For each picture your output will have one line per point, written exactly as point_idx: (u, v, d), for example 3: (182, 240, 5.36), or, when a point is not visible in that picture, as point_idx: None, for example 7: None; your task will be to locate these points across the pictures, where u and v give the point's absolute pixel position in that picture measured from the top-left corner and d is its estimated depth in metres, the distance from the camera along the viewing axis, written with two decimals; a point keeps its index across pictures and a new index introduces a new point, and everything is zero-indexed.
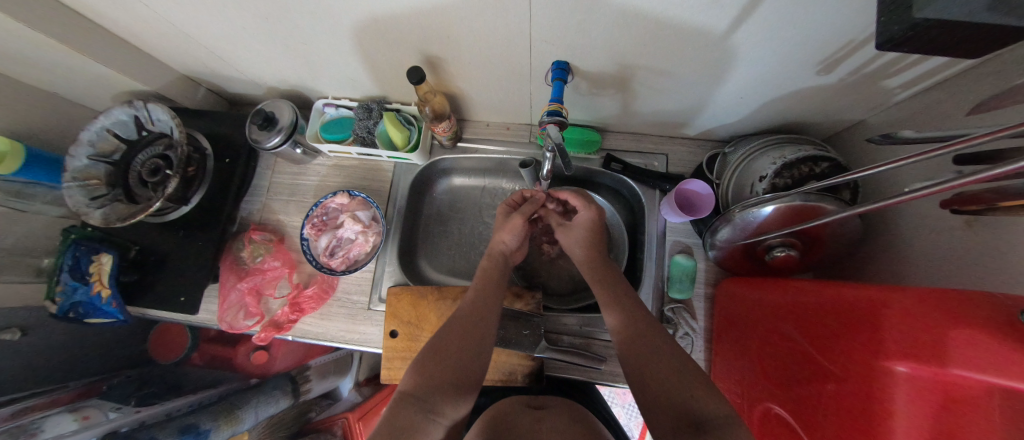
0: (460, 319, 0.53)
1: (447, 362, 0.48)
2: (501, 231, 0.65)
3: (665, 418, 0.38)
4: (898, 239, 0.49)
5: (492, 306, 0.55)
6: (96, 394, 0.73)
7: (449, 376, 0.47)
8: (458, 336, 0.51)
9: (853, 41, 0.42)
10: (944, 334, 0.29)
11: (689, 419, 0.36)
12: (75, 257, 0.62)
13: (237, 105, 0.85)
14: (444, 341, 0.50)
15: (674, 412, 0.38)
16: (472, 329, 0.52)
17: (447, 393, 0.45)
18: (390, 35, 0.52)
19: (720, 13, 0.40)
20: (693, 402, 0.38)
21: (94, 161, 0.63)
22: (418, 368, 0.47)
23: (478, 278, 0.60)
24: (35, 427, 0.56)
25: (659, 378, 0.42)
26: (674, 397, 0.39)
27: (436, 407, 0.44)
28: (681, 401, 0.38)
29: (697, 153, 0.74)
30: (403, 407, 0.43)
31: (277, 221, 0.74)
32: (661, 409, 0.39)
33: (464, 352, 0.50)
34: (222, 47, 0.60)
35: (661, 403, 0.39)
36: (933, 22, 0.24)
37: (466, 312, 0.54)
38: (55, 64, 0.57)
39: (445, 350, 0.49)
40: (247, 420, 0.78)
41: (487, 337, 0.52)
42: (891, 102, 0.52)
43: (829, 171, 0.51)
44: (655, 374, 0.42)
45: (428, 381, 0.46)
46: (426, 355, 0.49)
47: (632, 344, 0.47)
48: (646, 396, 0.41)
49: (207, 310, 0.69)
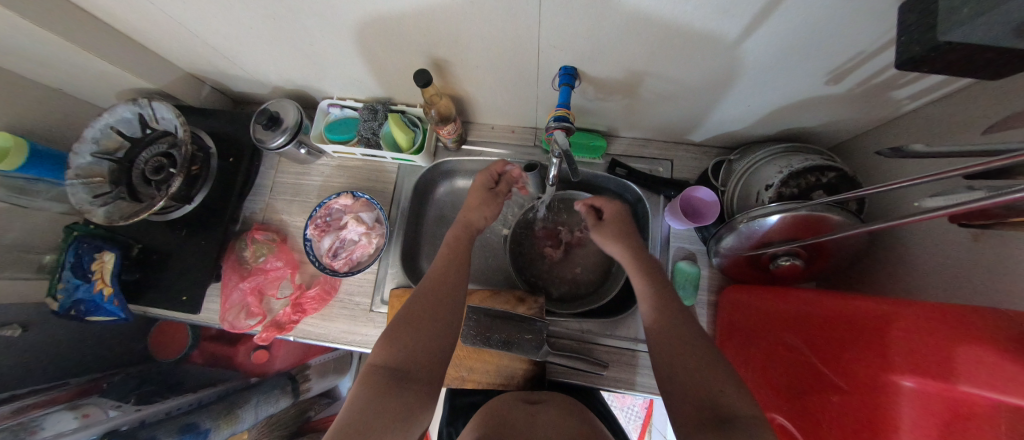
0: (432, 289, 0.53)
1: (421, 333, 0.48)
2: (480, 207, 0.65)
3: (686, 409, 0.38)
4: (906, 251, 0.49)
5: (460, 273, 0.56)
6: (97, 391, 0.72)
7: (421, 344, 0.47)
8: (428, 302, 0.51)
9: (864, 53, 0.42)
10: (954, 349, 0.29)
11: (710, 410, 0.36)
12: (78, 254, 0.62)
13: (242, 104, 0.84)
14: (416, 310, 0.50)
15: (699, 402, 0.38)
16: (444, 293, 0.53)
17: (422, 361, 0.46)
18: (396, 36, 0.52)
19: (732, 20, 0.40)
20: (722, 395, 0.37)
21: (98, 158, 0.63)
22: (389, 341, 0.46)
23: (446, 247, 0.61)
24: (35, 425, 0.56)
25: (687, 372, 0.41)
26: (701, 390, 0.39)
27: (411, 377, 0.44)
28: (709, 393, 0.38)
29: (702, 160, 0.74)
30: (376, 379, 0.42)
31: (280, 221, 0.74)
32: (686, 400, 0.39)
33: (435, 319, 0.50)
34: (229, 46, 0.60)
35: (688, 394, 0.39)
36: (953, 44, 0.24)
37: (434, 279, 0.55)
38: (58, 60, 0.57)
39: (418, 319, 0.49)
40: (246, 419, 0.78)
41: (459, 299, 0.53)
42: (898, 114, 0.52)
43: (836, 181, 0.51)
44: (686, 368, 0.42)
45: (402, 351, 0.46)
46: (397, 327, 0.48)
47: (664, 339, 0.46)
48: (671, 387, 0.42)
49: (207, 309, 0.69)
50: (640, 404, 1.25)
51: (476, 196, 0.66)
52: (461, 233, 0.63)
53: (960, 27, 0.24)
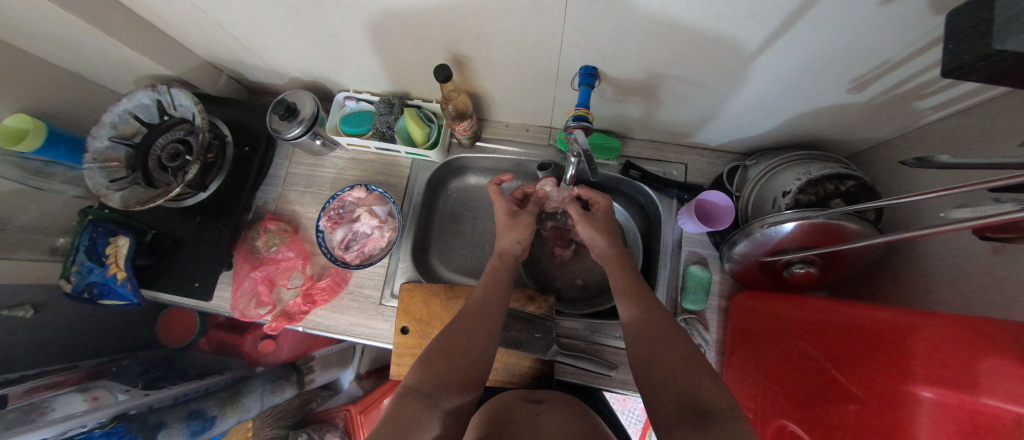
0: (469, 313, 0.53)
1: (451, 359, 0.48)
2: (510, 231, 0.64)
3: (669, 404, 0.38)
4: (925, 263, 0.48)
5: (497, 303, 0.55)
6: (106, 375, 0.73)
7: (450, 372, 0.47)
8: (465, 330, 0.51)
9: (890, 61, 0.42)
10: (977, 362, 0.29)
11: (694, 408, 0.36)
12: (92, 238, 0.62)
13: (257, 94, 0.85)
14: (451, 335, 0.51)
15: (680, 398, 0.38)
16: (479, 320, 0.52)
17: (450, 388, 0.46)
18: (418, 31, 0.52)
19: (757, 27, 0.40)
20: (702, 391, 0.37)
21: (115, 143, 0.63)
22: (422, 365, 0.47)
23: (485, 277, 0.60)
24: (46, 405, 0.57)
25: (670, 367, 0.41)
26: (681, 385, 0.39)
27: (441, 404, 0.44)
28: (688, 390, 0.38)
29: (717, 164, 0.74)
30: (409, 402, 0.43)
31: (292, 211, 0.74)
32: (668, 395, 0.39)
33: (469, 346, 0.50)
34: (251, 36, 0.60)
35: (669, 389, 0.39)
36: (1009, 54, 0.23)
37: (473, 305, 0.54)
38: (80, 44, 0.57)
39: (452, 346, 0.49)
40: (252, 408, 0.80)
41: (490, 328, 0.52)
42: (920, 124, 0.51)
43: (855, 190, 0.51)
44: (666, 362, 0.42)
45: (434, 375, 0.46)
46: (431, 352, 0.49)
47: (644, 334, 0.46)
48: (652, 382, 0.41)
49: (219, 297, 0.69)
50: (641, 408, 1.25)
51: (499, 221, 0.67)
52: (497, 262, 0.62)
53: (1014, 35, 0.23)
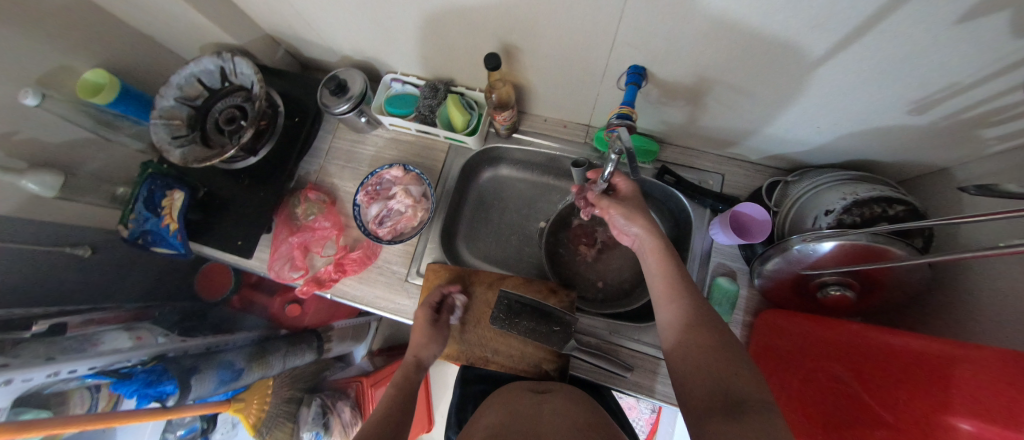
0: None
1: None
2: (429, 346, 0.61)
3: (701, 391, 0.39)
4: (977, 296, 0.46)
5: None
6: (147, 318, 0.78)
7: None
8: None
9: (957, 84, 0.41)
10: (1021, 397, 0.27)
11: (724, 399, 0.36)
12: (151, 190, 0.68)
13: (308, 69, 0.88)
14: None
15: (712, 388, 0.38)
16: None
17: None
18: (474, 18, 0.53)
19: (823, 36, 0.39)
20: (736, 383, 0.37)
21: (180, 103, 0.68)
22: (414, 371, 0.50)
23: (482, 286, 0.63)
24: (96, 338, 0.62)
25: (702, 352, 0.41)
26: (717, 374, 0.39)
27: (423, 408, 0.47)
28: (721, 380, 0.38)
29: (755, 178, 0.72)
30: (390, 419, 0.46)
31: (331, 184, 0.77)
32: (700, 380, 0.40)
33: None
34: (314, 12, 0.63)
35: (701, 374, 0.40)
36: None
37: None
38: (161, 8, 0.62)
39: None
40: (275, 366, 0.84)
41: None
42: (984, 153, 0.49)
43: (904, 215, 0.48)
44: (703, 353, 0.41)
45: None
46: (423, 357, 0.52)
47: (680, 320, 0.46)
48: (687, 364, 0.42)
49: (256, 257, 0.73)
50: (646, 419, 1.24)
51: (420, 335, 0.62)
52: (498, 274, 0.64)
53: None
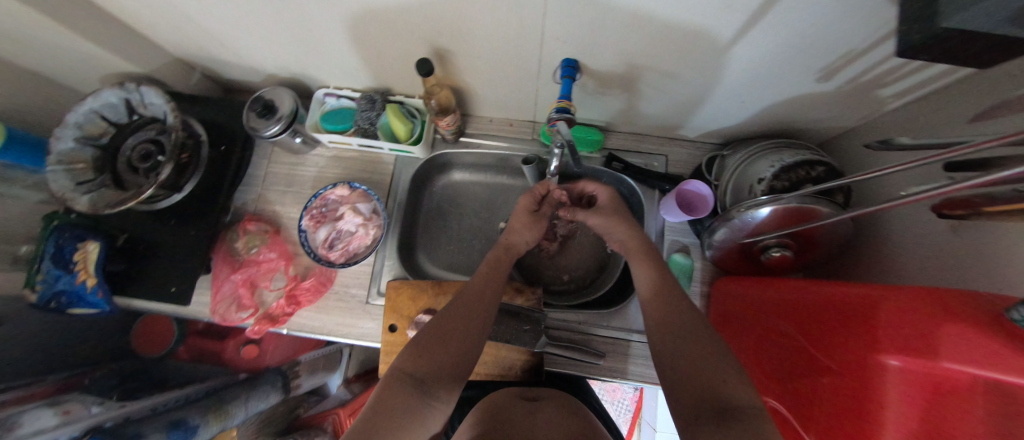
0: (470, 297, 0.53)
1: (448, 345, 0.47)
2: (523, 230, 0.65)
3: (688, 399, 0.38)
4: (892, 242, 0.50)
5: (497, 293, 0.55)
6: (78, 387, 0.70)
7: (450, 360, 0.46)
8: (461, 319, 0.50)
9: (853, 51, 0.44)
10: (936, 328, 0.30)
11: (712, 404, 0.36)
12: (58, 245, 0.59)
13: (233, 92, 0.82)
14: (441, 327, 0.49)
15: (699, 394, 0.38)
16: (477, 309, 0.52)
17: (445, 378, 0.45)
18: (398, 24, 0.51)
19: (731, 18, 0.41)
20: (725, 388, 0.37)
21: (82, 144, 0.60)
22: (416, 350, 0.46)
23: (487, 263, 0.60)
24: (12, 421, 0.53)
25: (689, 360, 0.41)
26: (702, 381, 0.38)
27: (432, 390, 0.43)
28: (711, 387, 0.37)
29: (696, 155, 0.75)
30: (398, 387, 0.42)
31: (272, 211, 0.72)
32: (687, 389, 0.39)
33: (467, 336, 0.49)
34: (224, 31, 0.58)
35: (691, 383, 0.39)
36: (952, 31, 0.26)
37: (473, 290, 0.55)
38: (41, 40, 0.54)
39: (446, 333, 0.48)
40: (236, 416, 0.78)
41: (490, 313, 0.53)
42: (884, 110, 0.54)
43: (824, 175, 0.53)
44: (694, 362, 0.41)
45: (427, 363, 0.45)
46: (424, 336, 0.48)
47: (665, 327, 0.47)
48: (673, 374, 0.42)
49: (197, 302, 0.67)
50: (630, 398, 1.28)
51: (519, 219, 0.66)
52: (502, 252, 0.63)
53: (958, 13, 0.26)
